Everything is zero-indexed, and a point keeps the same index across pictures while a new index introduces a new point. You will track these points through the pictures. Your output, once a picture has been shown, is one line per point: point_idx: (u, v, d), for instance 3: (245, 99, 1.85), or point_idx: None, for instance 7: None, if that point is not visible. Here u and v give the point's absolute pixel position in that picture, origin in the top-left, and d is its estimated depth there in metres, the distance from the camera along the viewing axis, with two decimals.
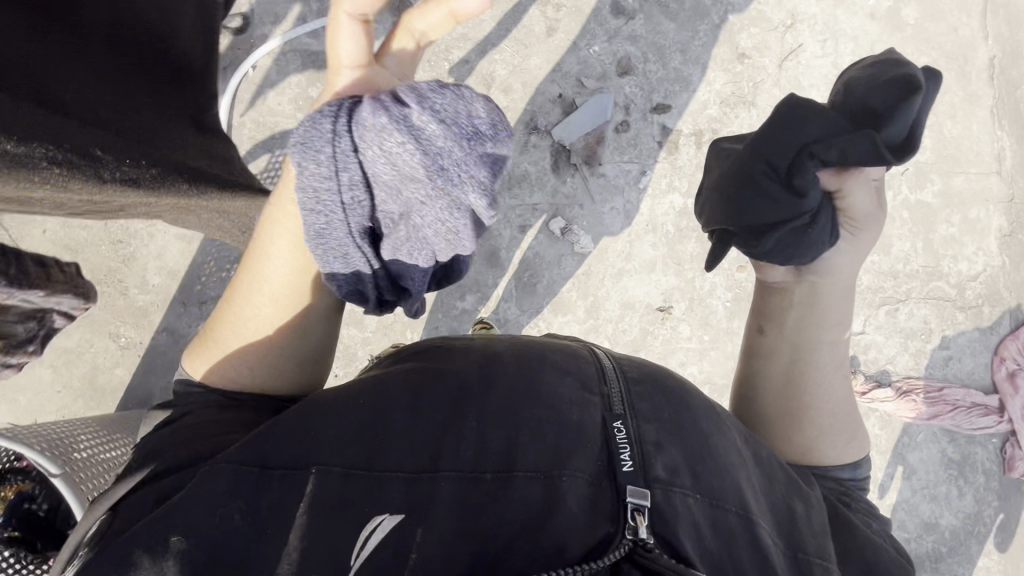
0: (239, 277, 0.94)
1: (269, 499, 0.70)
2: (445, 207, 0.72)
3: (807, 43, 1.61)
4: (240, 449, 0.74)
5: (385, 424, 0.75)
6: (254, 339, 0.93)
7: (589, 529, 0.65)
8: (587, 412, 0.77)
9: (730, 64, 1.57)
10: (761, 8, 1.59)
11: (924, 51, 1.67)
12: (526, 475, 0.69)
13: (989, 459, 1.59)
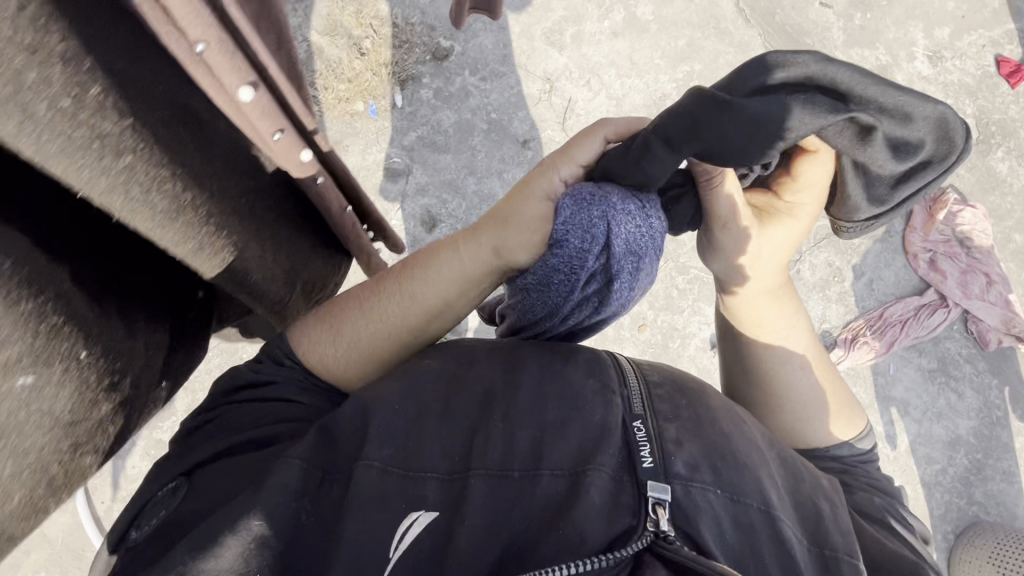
0: (434, 265, 0.85)
1: (320, 496, 0.64)
2: (624, 282, 0.76)
3: (575, 95, 1.62)
4: (314, 447, 0.67)
5: (414, 450, 0.67)
6: (374, 335, 0.84)
7: (612, 512, 0.61)
8: (610, 406, 0.70)
9: (521, 156, 1.56)
10: (517, 90, 1.59)
11: (678, 34, 1.68)
12: (552, 476, 0.63)
13: (963, 345, 1.56)
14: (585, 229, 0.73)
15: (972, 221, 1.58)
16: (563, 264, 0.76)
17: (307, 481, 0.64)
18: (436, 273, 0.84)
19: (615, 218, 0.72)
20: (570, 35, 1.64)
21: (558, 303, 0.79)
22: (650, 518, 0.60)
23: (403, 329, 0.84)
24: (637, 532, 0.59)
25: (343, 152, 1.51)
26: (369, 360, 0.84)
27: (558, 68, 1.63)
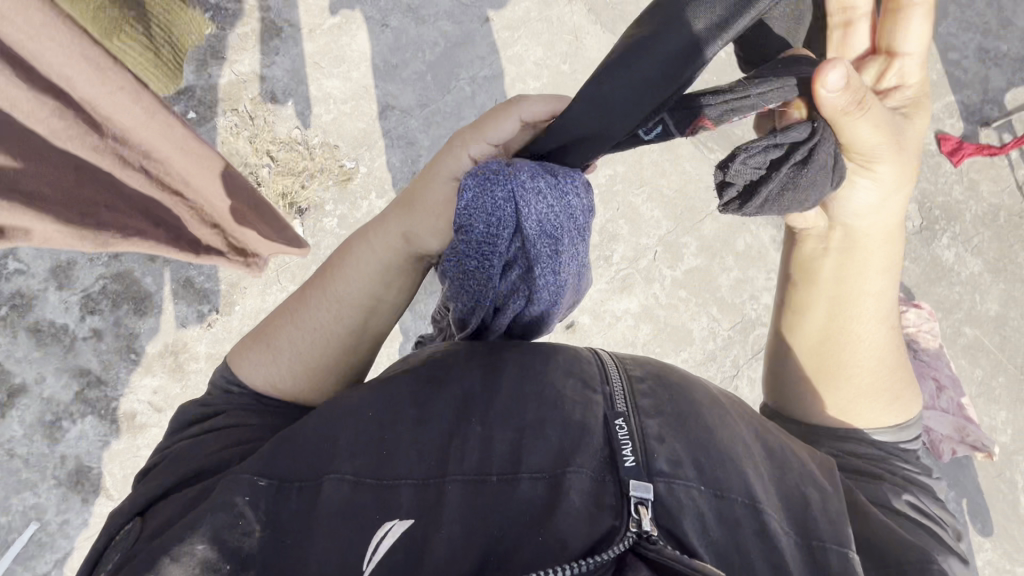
0: (339, 262, 0.89)
1: (281, 503, 0.65)
2: (566, 217, 0.73)
3: None
4: (271, 452, 0.68)
5: (372, 446, 0.68)
6: (315, 340, 0.87)
7: (590, 508, 0.60)
8: (593, 407, 0.67)
9: None
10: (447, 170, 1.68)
11: None
12: (530, 479, 0.62)
13: (924, 457, 1.51)
14: (495, 200, 0.71)
15: (917, 321, 1.57)
16: (470, 258, 0.75)
17: (265, 489, 0.65)
18: (358, 265, 0.86)
19: (517, 203, 0.70)
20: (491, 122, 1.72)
21: (494, 281, 0.76)
22: (632, 521, 0.59)
23: (345, 334, 0.87)
24: (620, 538, 0.58)
25: (241, 294, 1.64)
26: (323, 367, 0.87)
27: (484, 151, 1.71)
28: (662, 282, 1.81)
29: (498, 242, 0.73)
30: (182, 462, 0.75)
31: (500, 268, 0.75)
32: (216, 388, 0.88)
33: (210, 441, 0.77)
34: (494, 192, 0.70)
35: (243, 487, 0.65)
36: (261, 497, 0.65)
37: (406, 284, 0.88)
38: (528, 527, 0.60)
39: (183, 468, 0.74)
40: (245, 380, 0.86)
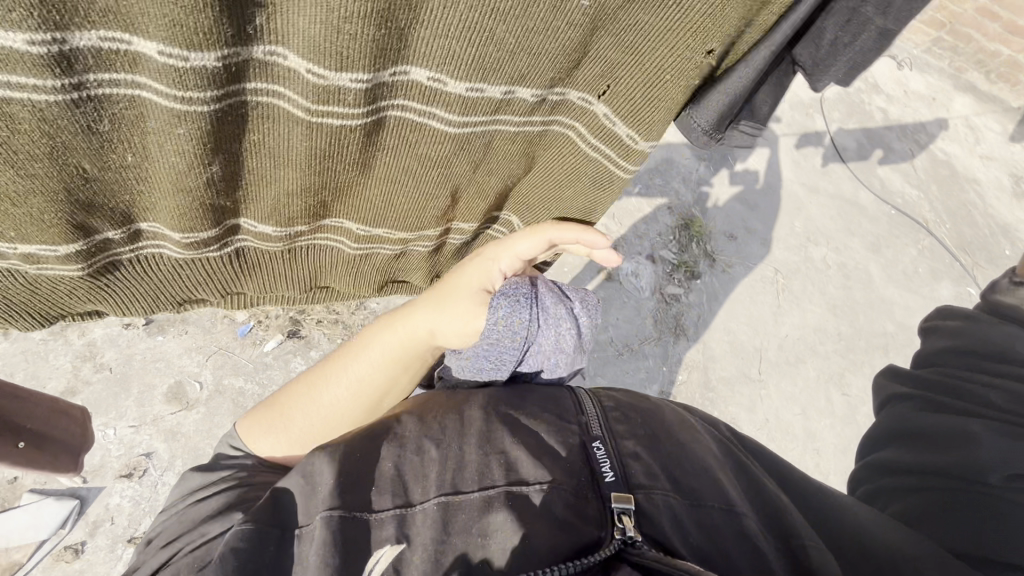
0: (372, 332, 0.71)
1: (279, 558, 0.48)
2: (564, 334, 0.62)
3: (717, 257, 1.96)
4: (277, 499, 0.52)
5: (365, 462, 0.52)
6: (327, 425, 0.70)
7: (570, 518, 0.48)
8: (565, 427, 0.55)
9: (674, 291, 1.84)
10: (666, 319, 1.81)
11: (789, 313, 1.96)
12: (508, 492, 0.49)
13: None
14: (514, 316, 0.61)
15: None
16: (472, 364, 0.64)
17: (268, 539, 0.48)
18: (393, 347, 0.68)
19: (540, 328, 0.62)
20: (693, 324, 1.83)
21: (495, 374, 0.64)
22: (615, 527, 0.47)
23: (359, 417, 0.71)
24: (604, 544, 0.46)
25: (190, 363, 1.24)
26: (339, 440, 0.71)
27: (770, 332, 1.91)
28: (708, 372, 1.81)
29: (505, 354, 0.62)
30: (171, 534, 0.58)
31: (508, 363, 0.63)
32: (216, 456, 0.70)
33: (196, 517, 0.58)
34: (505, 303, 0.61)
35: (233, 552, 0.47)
36: (258, 558, 0.47)
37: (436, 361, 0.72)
38: (496, 552, 0.46)
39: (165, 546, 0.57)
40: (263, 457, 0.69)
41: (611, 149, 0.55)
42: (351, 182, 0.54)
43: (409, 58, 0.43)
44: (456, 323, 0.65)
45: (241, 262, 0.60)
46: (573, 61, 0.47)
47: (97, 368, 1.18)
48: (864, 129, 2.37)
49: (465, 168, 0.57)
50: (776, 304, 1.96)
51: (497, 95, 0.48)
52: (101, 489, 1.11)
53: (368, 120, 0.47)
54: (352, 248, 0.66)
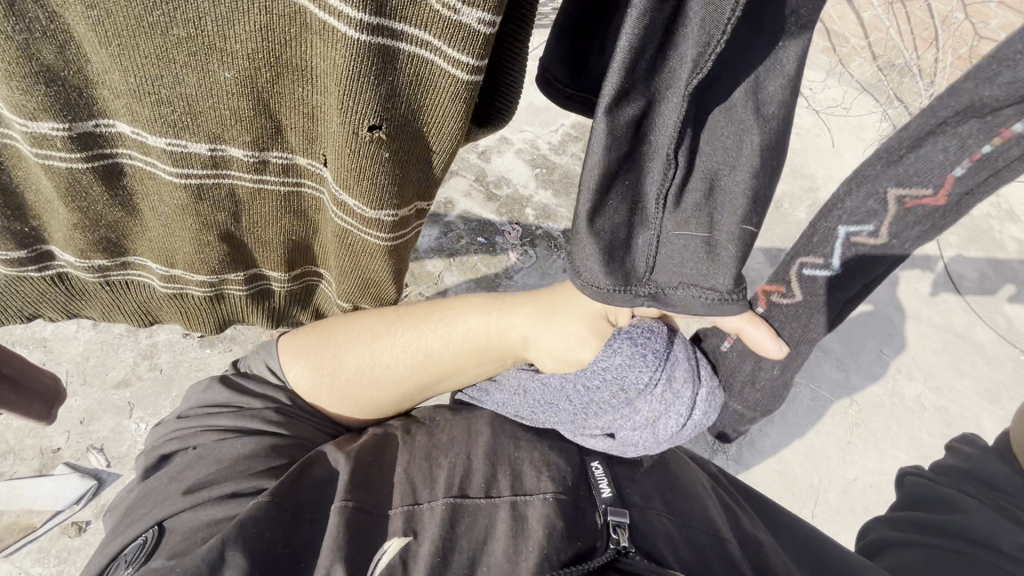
0: (452, 317, 0.76)
1: (291, 533, 0.60)
2: (659, 393, 0.66)
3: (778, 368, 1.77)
4: (298, 477, 0.64)
5: (387, 471, 0.67)
6: (374, 377, 0.76)
7: (567, 522, 0.63)
8: (569, 455, 0.73)
9: None
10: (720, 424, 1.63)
11: (856, 449, 1.67)
12: (513, 500, 0.64)
13: None
14: (635, 365, 0.67)
15: None
16: (567, 391, 0.71)
17: (281, 515, 0.60)
18: (469, 337, 0.74)
19: (660, 385, 0.66)
20: (742, 439, 1.62)
21: (565, 419, 0.72)
22: (611, 536, 0.62)
23: (408, 383, 0.76)
24: (598, 551, 0.61)
25: None
26: (376, 399, 0.78)
27: (833, 466, 1.64)
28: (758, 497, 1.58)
29: (606, 395, 0.68)
30: (195, 477, 0.65)
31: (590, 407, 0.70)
32: (238, 382, 0.77)
33: (221, 463, 0.66)
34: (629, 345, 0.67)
35: (253, 519, 0.58)
36: (275, 526, 0.59)
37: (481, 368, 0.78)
38: (498, 543, 0.60)
39: (192, 491, 0.64)
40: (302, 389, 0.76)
41: (350, 218, 0.57)
42: (126, 222, 0.61)
43: (105, 112, 0.50)
44: (556, 333, 0.71)
45: (70, 284, 0.66)
46: (269, 120, 0.51)
47: (151, 367, 1.35)
48: (989, 261, 2.10)
49: (223, 217, 0.60)
50: (846, 440, 1.68)
51: (203, 151, 0.53)
52: (118, 476, 1.23)
53: (96, 167, 0.54)
54: (170, 287, 0.70)
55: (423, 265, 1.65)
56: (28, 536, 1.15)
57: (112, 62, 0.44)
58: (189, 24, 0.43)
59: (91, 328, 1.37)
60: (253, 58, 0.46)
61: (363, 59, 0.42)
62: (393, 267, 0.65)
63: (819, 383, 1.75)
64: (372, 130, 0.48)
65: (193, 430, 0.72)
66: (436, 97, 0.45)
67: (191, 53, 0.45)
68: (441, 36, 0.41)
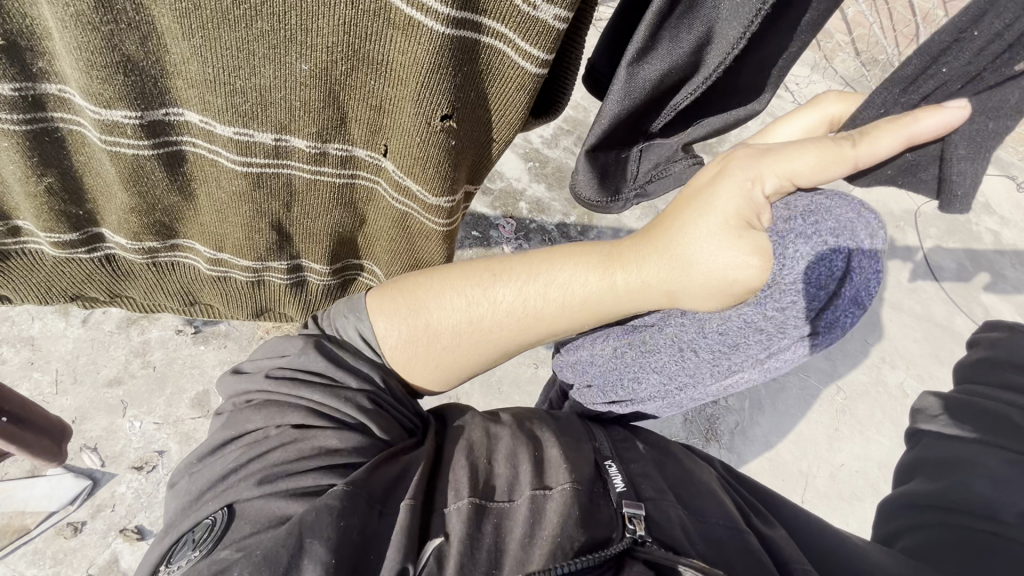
0: (565, 253, 0.56)
1: (362, 529, 0.46)
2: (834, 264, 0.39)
3: None
4: (373, 466, 0.50)
5: (435, 469, 0.54)
6: (473, 344, 0.59)
7: (590, 519, 0.50)
8: (581, 445, 0.58)
9: None
10: (712, 414, 1.66)
11: (842, 435, 1.72)
12: (534, 496, 0.51)
13: None
14: (818, 258, 0.39)
15: None
16: (754, 327, 0.44)
17: (358, 503, 0.47)
18: (594, 275, 0.53)
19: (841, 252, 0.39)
20: (734, 427, 1.66)
21: (693, 384, 0.53)
22: (627, 527, 0.50)
23: (513, 345, 0.59)
24: (615, 543, 0.49)
25: None
26: (477, 367, 0.62)
27: (820, 452, 1.69)
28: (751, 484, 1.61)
29: (778, 305, 0.41)
30: (274, 460, 0.50)
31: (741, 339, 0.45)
32: (322, 346, 0.58)
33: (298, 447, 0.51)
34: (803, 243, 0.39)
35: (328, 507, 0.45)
36: (344, 525, 0.45)
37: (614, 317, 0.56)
38: (513, 546, 0.48)
39: (267, 480, 0.49)
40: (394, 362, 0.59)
41: (412, 202, 0.57)
42: (183, 208, 0.58)
43: (175, 101, 0.47)
44: (695, 253, 0.45)
45: (115, 265, 0.65)
46: (336, 111, 0.49)
47: (143, 365, 1.33)
48: (965, 252, 2.17)
49: (278, 205, 0.58)
50: (832, 427, 1.73)
51: (269, 140, 0.51)
52: (113, 476, 1.21)
53: (161, 154, 0.51)
54: (213, 271, 0.68)
55: None
56: (20, 538, 1.13)
57: (192, 52, 0.42)
58: (274, 16, 0.41)
59: (80, 326, 1.35)
60: (331, 51, 0.44)
61: (445, 53, 0.42)
62: (447, 250, 0.64)
63: (806, 371, 1.80)
64: (444, 120, 0.47)
65: (279, 399, 0.56)
66: (505, 88, 0.45)
67: (269, 45, 0.43)
68: (517, 29, 0.40)
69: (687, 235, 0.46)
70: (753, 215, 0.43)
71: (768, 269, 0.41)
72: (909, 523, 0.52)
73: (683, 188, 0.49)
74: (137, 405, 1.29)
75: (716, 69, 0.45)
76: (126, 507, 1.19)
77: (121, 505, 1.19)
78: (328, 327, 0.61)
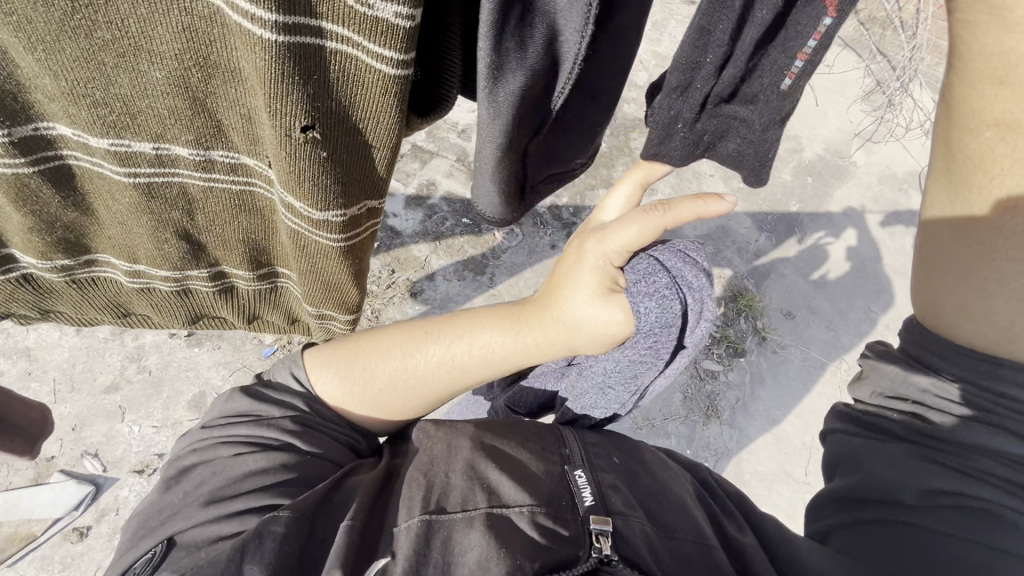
0: (476, 315, 0.64)
1: (304, 553, 0.46)
2: (679, 301, 0.52)
3: (770, 332, 1.77)
4: (319, 495, 0.50)
5: (385, 491, 0.53)
6: (410, 392, 0.63)
7: (549, 538, 0.48)
8: (546, 458, 0.56)
9: (713, 364, 1.68)
10: (712, 390, 1.65)
11: (844, 407, 1.70)
12: (490, 514, 0.49)
13: None
14: (662, 306, 0.52)
15: None
16: (641, 358, 0.56)
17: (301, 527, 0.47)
18: (516, 328, 0.61)
19: (682, 297, 0.52)
20: (734, 403, 1.65)
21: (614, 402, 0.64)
22: (593, 545, 0.48)
23: (450, 390, 0.64)
24: (581, 562, 0.47)
25: (222, 381, 1.36)
26: (415, 410, 0.65)
27: (823, 424, 1.67)
28: (755, 459, 1.59)
29: (657, 343, 0.54)
30: (213, 491, 0.51)
31: (639, 370, 0.58)
32: (252, 392, 0.61)
33: (230, 478, 0.52)
34: (648, 298, 0.51)
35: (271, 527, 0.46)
36: (287, 550, 0.45)
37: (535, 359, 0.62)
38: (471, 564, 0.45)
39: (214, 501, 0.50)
40: (336, 407, 0.63)
41: (297, 218, 0.51)
42: (82, 222, 0.55)
43: (43, 115, 0.44)
44: (576, 316, 0.56)
45: (33, 284, 0.60)
46: (208, 119, 0.47)
47: (139, 369, 1.34)
48: None
49: (178, 214, 0.55)
50: (835, 399, 1.71)
51: (149, 149, 0.48)
52: (115, 481, 1.23)
53: (44, 170, 0.48)
54: (134, 284, 0.64)
55: (409, 249, 1.63)
56: (29, 545, 1.16)
57: (37, 67, 0.39)
58: (112, 24, 0.38)
59: (75, 334, 1.35)
60: (181, 59, 0.41)
61: (285, 62, 0.37)
62: (353, 267, 0.57)
63: (806, 344, 1.78)
64: (305, 132, 0.42)
65: (213, 443, 0.57)
66: (369, 97, 0.40)
67: (117, 54, 0.40)
68: (359, 31, 0.36)
69: (567, 303, 0.57)
70: (612, 281, 0.55)
71: (631, 321, 0.54)
72: (837, 521, 0.57)
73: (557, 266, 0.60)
74: (134, 410, 1.30)
75: (574, 63, 0.41)
76: (130, 509, 1.21)
77: (125, 507, 1.21)
78: (266, 378, 0.65)
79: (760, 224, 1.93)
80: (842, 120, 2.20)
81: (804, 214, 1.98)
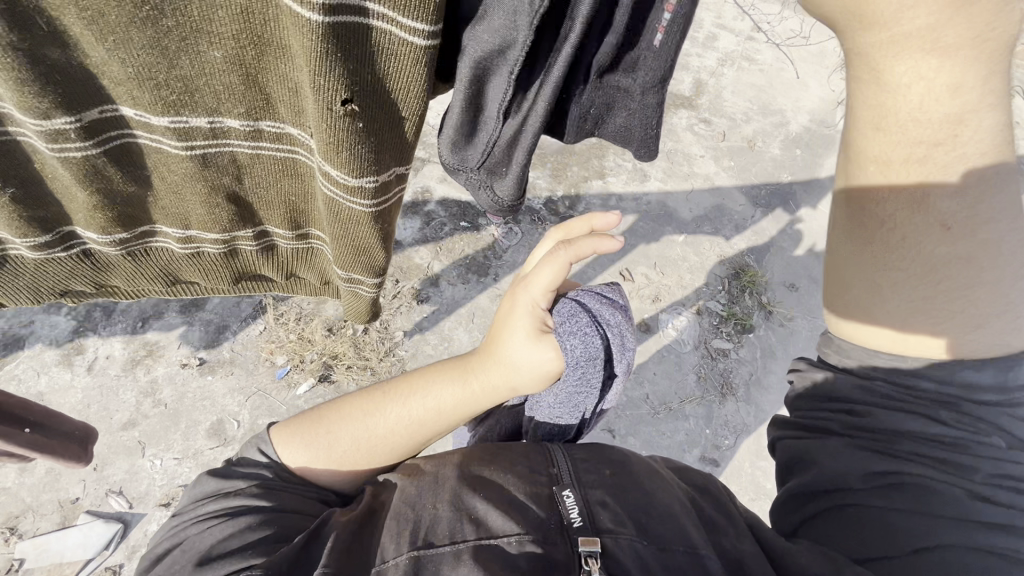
0: (428, 369, 0.67)
1: None
2: (597, 333, 0.55)
3: (775, 305, 1.78)
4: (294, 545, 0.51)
5: (369, 530, 0.54)
6: (374, 451, 0.66)
7: (536, 564, 0.49)
8: (532, 481, 0.56)
9: (722, 344, 1.69)
10: (725, 368, 1.66)
11: None
12: (477, 545, 0.50)
13: None
14: (584, 342, 0.55)
15: None
16: (578, 388, 0.59)
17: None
18: (465, 377, 0.64)
19: (599, 329, 0.56)
20: (745, 379, 1.66)
21: (568, 419, 0.65)
22: (583, 566, 0.48)
23: (412, 443, 0.66)
24: None
25: (239, 406, 1.37)
26: (379, 469, 0.67)
27: None
28: None
29: (589, 375, 0.57)
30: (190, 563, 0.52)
31: (582, 395, 0.60)
32: (221, 474, 0.63)
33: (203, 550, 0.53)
34: (572, 338, 0.55)
35: None
36: None
37: (486, 402, 0.65)
38: None
39: (202, 564, 0.51)
40: (303, 474, 0.65)
41: (332, 186, 0.49)
42: (143, 198, 0.53)
43: (109, 99, 0.44)
44: (515, 358, 0.60)
45: (95, 260, 0.57)
46: (258, 94, 0.47)
47: (155, 403, 1.34)
48: None
49: (229, 179, 0.54)
50: None
51: (204, 124, 0.48)
52: (143, 515, 1.23)
53: (108, 152, 0.47)
54: (187, 249, 0.61)
55: (410, 257, 1.63)
56: None
57: (111, 52, 0.40)
58: (177, 7, 0.39)
59: (87, 374, 1.35)
60: (239, 37, 0.42)
61: (330, 40, 0.38)
62: (383, 232, 0.55)
63: (811, 314, 1.79)
64: (344, 106, 0.42)
65: (189, 519, 0.59)
66: (403, 69, 0.41)
67: (180, 39, 0.41)
68: (395, 7, 0.37)
69: (507, 347, 0.61)
70: (543, 322, 0.59)
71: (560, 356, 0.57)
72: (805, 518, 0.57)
73: (496, 313, 0.64)
74: (153, 446, 1.29)
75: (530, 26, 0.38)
76: None
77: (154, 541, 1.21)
78: (234, 461, 0.67)
79: (755, 200, 1.94)
80: (824, 90, 2.23)
81: (797, 185, 2.00)
